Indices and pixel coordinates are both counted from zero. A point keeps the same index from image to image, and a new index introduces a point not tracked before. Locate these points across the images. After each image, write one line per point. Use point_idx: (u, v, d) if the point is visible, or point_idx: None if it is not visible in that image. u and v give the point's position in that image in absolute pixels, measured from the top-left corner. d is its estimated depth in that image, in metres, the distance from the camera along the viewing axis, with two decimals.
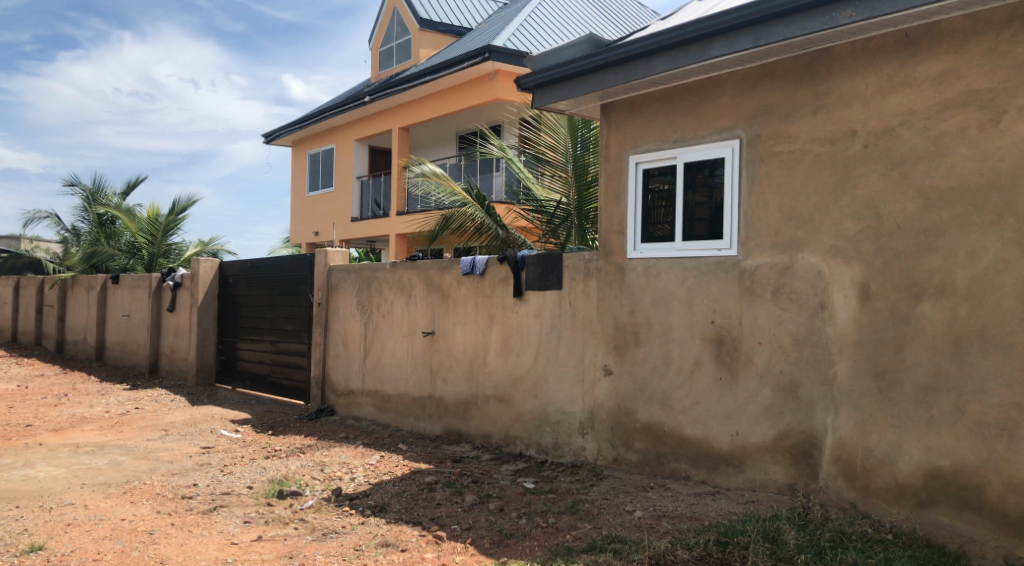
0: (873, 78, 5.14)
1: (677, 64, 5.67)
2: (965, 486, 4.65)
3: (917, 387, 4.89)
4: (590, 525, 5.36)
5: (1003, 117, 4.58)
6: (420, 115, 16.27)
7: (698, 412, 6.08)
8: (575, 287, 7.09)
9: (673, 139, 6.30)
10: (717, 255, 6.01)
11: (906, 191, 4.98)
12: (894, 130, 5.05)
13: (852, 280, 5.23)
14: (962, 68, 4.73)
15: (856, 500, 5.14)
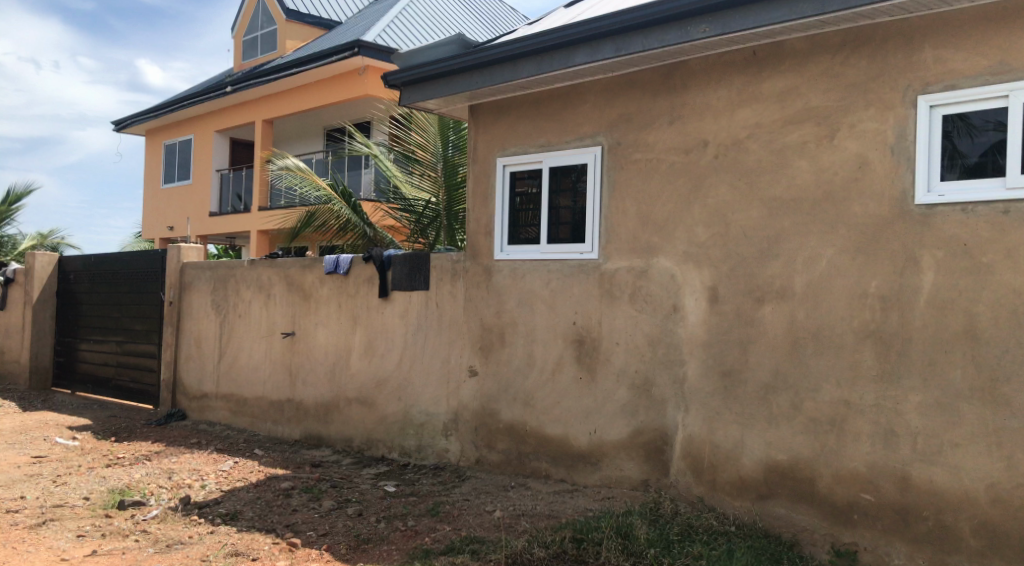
0: (724, 92, 5.41)
1: (542, 69, 5.75)
2: (800, 479, 4.96)
3: (759, 386, 5.17)
4: (450, 526, 5.34)
5: (837, 133, 4.91)
6: (288, 109, 15.73)
7: (559, 412, 6.19)
8: (441, 288, 7.05)
9: (539, 143, 6.39)
10: (579, 258, 6.15)
11: (752, 201, 5.26)
12: (742, 142, 5.32)
13: (703, 284, 5.48)
14: (802, 86, 5.05)
15: (703, 494, 5.39)
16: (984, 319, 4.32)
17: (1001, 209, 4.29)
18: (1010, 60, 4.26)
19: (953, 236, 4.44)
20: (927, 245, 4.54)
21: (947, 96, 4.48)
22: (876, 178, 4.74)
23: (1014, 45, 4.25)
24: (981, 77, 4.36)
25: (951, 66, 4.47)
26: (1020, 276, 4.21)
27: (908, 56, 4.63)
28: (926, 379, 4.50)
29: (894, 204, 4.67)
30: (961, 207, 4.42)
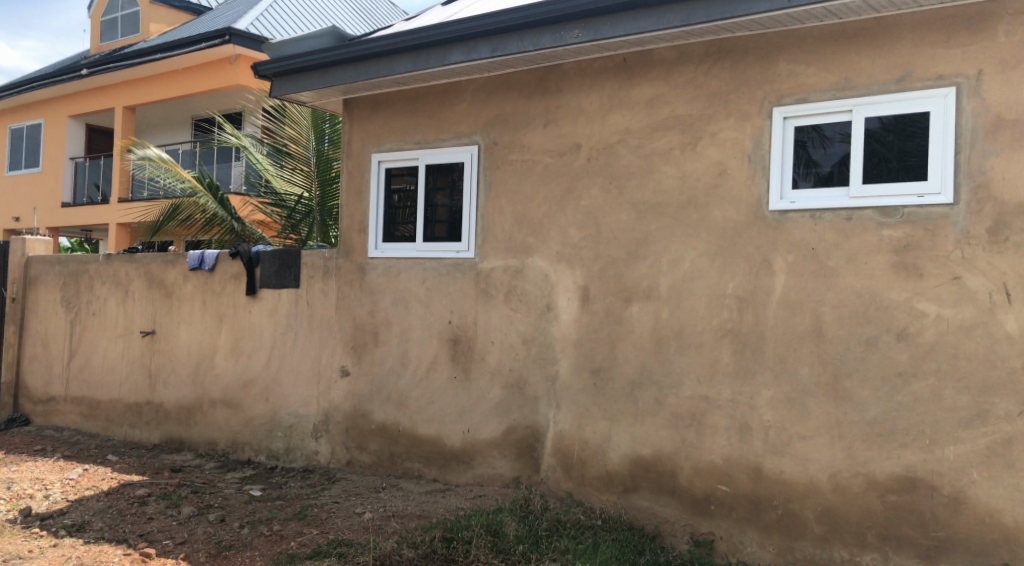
0: (596, 97, 5.55)
1: (417, 66, 5.70)
2: (663, 472, 5.15)
3: (625, 383, 5.33)
4: (317, 530, 5.21)
5: (700, 141, 5.13)
6: (153, 96, 14.91)
7: (432, 411, 6.17)
8: (312, 286, 6.87)
9: (415, 140, 6.36)
10: (454, 257, 6.14)
11: (621, 204, 5.42)
12: (613, 146, 5.47)
13: (575, 284, 5.59)
14: (668, 94, 5.25)
15: (572, 489, 5.50)
16: (829, 319, 4.63)
17: (844, 216, 4.60)
18: (854, 77, 4.59)
19: (803, 241, 4.74)
20: (780, 248, 4.81)
21: (798, 109, 4.77)
22: (735, 184, 4.98)
23: (857, 64, 4.58)
24: (828, 92, 4.67)
25: (802, 81, 4.77)
26: (861, 279, 4.54)
27: (764, 70, 4.90)
28: (778, 375, 4.78)
29: (751, 210, 4.92)
30: (810, 214, 4.72)
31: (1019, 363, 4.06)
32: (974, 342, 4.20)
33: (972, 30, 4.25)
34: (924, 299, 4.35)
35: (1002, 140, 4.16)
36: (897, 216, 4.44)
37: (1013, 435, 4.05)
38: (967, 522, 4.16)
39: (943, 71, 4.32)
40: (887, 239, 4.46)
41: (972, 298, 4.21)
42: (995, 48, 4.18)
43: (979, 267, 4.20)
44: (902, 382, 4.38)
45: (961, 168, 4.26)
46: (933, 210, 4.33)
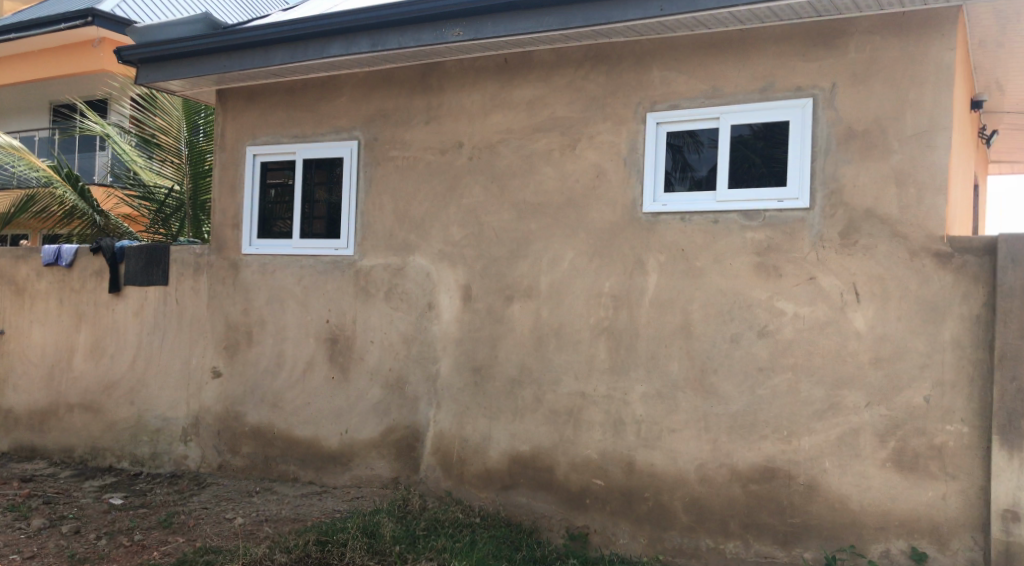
0: (478, 96, 5.56)
1: (295, 58, 5.55)
2: (540, 468, 5.23)
3: (504, 380, 5.37)
4: (182, 538, 4.99)
5: (578, 143, 5.23)
6: (8, 77, 13.86)
7: (309, 412, 6.02)
8: (181, 283, 6.56)
9: (292, 133, 6.20)
10: (333, 254, 6.01)
11: (502, 203, 5.46)
12: (494, 146, 5.50)
13: (456, 282, 5.59)
14: (548, 96, 5.33)
15: (451, 488, 5.50)
16: (697, 317, 4.82)
17: (712, 219, 4.81)
18: (721, 86, 4.80)
19: (674, 242, 4.91)
20: (652, 249, 4.97)
21: (670, 114, 4.95)
22: (611, 186, 5.11)
23: (724, 73, 4.79)
24: (698, 99, 4.87)
25: (674, 88, 4.94)
26: (727, 278, 4.75)
27: (640, 75, 5.05)
28: (650, 371, 4.94)
29: (626, 211, 5.07)
30: (680, 216, 4.90)
31: (866, 358, 4.36)
32: (827, 339, 4.47)
33: (828, 46, 4.53)
34: (783, 298, 4.60)
35: (853, 149, 4.46)
36: (759, 219, 4.67)
37: (861, 425, 4.35)
38: (819, 507, 4.44)
39: (801, 83, 4.59)
40: (750, 241, 4.69)
41: (826, 298, 4.49)
42: (848, 63, 4.48)
43: (832, 268, 4.48)
44: (764, 377, 4.62)
45: (816, 175, 4.53)
46: (791, 214, 4.59)
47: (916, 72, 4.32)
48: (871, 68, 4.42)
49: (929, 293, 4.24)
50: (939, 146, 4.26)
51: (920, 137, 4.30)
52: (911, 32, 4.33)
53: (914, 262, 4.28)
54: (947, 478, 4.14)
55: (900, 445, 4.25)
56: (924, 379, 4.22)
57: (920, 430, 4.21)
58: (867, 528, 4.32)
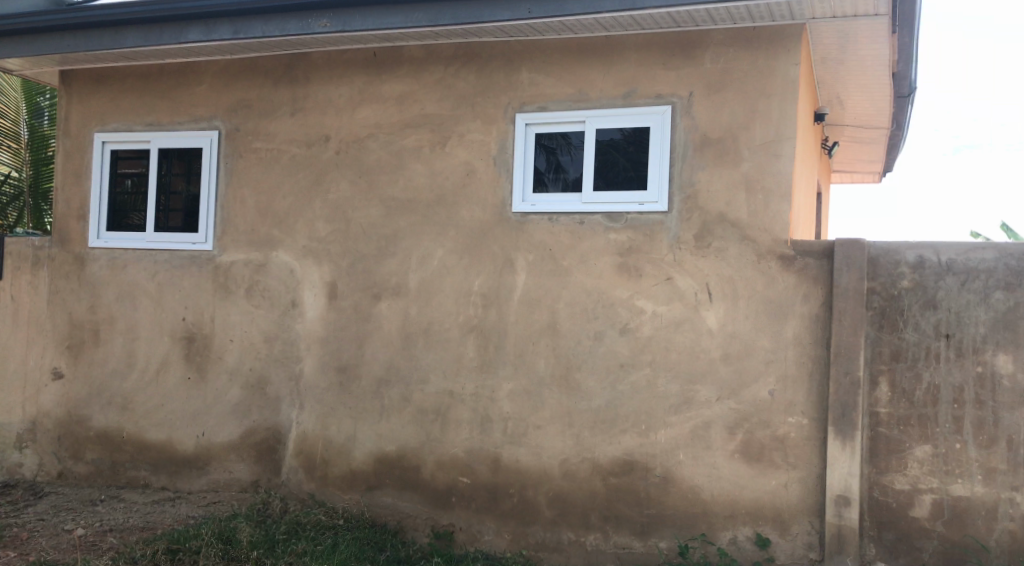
0: (345, 89, 5.45)
1: (149, 41, 5.26)
2: (406, 468, 5.18)
3: (371, 379, 5.29)
4: (14, 552, 4.64)
5: (448, 141, 5.22)
6: None
7: (162, 415, 5.72)
8: (18, 278, 6.09)
9: (146, 121, 5.87)
10: (190, 249, 5.73)
11: (370, 199, 5.37)
12: (362, 140, 5.41)
13: (321, 279, 5.46)
14: (418, 92, 5.29)
15: (314, 490, 5.36)
16: (563, 315, 4.92)
17: (578, 220, 4.91)
18: (587, 90, 4.91)
19: (541, 241, 4.98)
20: (520, 248, 5.03)
21: (538, 116, 5.02)
22: (480, 185, 5.13)
23: (589, 78, 4.91)
24: (565, 102, 4.96)
25: (542, 90, 5.02)
26: (590, 278, 4.87)
27: (508, 75, 5.09)
28: (516, 369, 5.00)
29: (494, 210, 5.10)
30: (548, 216, 4.98)
31: (718, 354, 4.59)
32: (683, 336, 4.66)
33: (685, 56, 4.73)
34: (643, 298, 4.76)
35: (708, 156, 4.67)
36: (621, 221, 4.82)
37: (712, 419, 4.57)
38: (673, 498, 4.62)
39: (661, 91, 4.77)
40: (613, 242, 4.83)
41: (682, 297, 4.68)
42: (703, 73, 4.69)
43: (688, 269, 4.68)
44: (624, 373, 4.76)
45: (674, 179, 4.72)
46: (651, 216, 4.76)
47: (764, 85, 4.57)
48: (724, 78, 4.65)
49: (774, 293, 4.50)
50: (784, 154, 4.53)
51: (768, 146, 4.56)
52: (761, 46, 4.58)
53: (761, 264, 4.53)
54: (788, 467, 4.41)
55: (748, 437, 4.49)
56: (769, 374, 4.48)
57: (766, 422, 4.47)
58: (717, 516, 4.54)
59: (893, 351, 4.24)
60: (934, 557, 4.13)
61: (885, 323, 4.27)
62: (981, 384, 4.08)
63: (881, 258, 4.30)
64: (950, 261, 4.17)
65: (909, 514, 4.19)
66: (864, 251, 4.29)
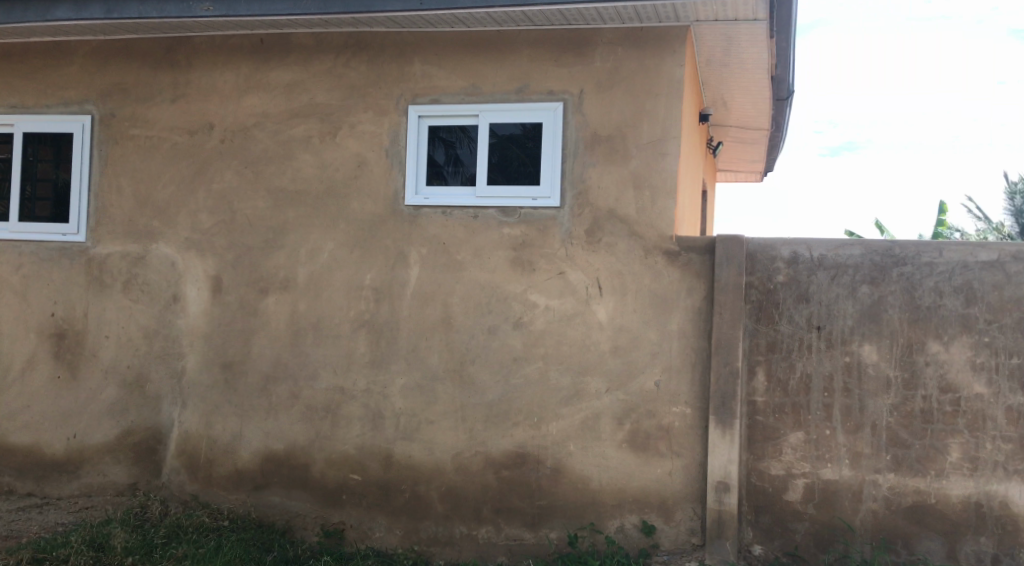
0: (230, 76, 5.26)
1: (12, 17, 4.92)
2: (295, 466, 5.07)
3: (258, 376, 5.14)
4: None
5: (339, 132, 5.11)
6: None
7: (29, 416, 5.39)
8: None
9: (9, 103, 5.51)
10: (61, 240, 5.41)
11: (257, 190, 5.21)
12: (249, 129, 5.23)
13: (204, 273, 5.25)
14: (307, 81, 5.16)
15: (197, 491, 5.17)
16: (456, 309, 4.91)
17: (472, 214, 4.91)
18: (480, 84, 4.91)
19: (434, 235, 4.95)
20: (413, 242, 4.98)
21: (431, 108, 4.98)
22: (372, 177, 5.05)
23: (482, 72, 4.91)
24: (458, 95, 4.95)
25: (435, 82, 4.98)
26: (483, 272, 4.88)
27: (400, 67, 5.03)
28: (408, 364, 4.95)
29: (386, 204, 5.03)
30: (441, 210, 4.95)
31: (607, 347, 4.68)
32: (573, 330, 4.74)
33: (576, 53, 4.79)
34: (535, 292, 4.80)
35: (598, 153, 4.75)
36: (515, 216, 4.85)
37: (601, 410, 4.66)
38: (564, 489, 4.70)
39: (553, 87, 4.82)
40: (507, 237, 4.85)
41: (573, 291, 4.75)
42: (594, 71, 4.77)
43: (579, 264, 4.76)
44: (516, 366, 4.80)
45: (566, 175, 4.79)
46: (543, 212, 4.81)
47: (652, 85, 4.69)
48: (614, 77, 4.74)
49: (661, 288, 4.63)
50: (669, 153, 4.66)
51: (654, 144, 4.68)
52: (648, 46, 4.70)
53: (648, 259, 4.66)
54: (673, 456, 4.56)
55: (635, 428, 4.61)
56: (656, 366, 4.61)
57: (651, 413, 4.60)
58: (605, 506, 4.64)
59: (770, 342, 4.44)
60: (806, 538, 4.35)
61: (763, 316, 4.46)
62: (849, 373, 4.32)
63: (759, 254, 4.49)
64: (822, 257, 4.40)
65: (783, 498, 4.40)
66: (743, 247, 4.47)
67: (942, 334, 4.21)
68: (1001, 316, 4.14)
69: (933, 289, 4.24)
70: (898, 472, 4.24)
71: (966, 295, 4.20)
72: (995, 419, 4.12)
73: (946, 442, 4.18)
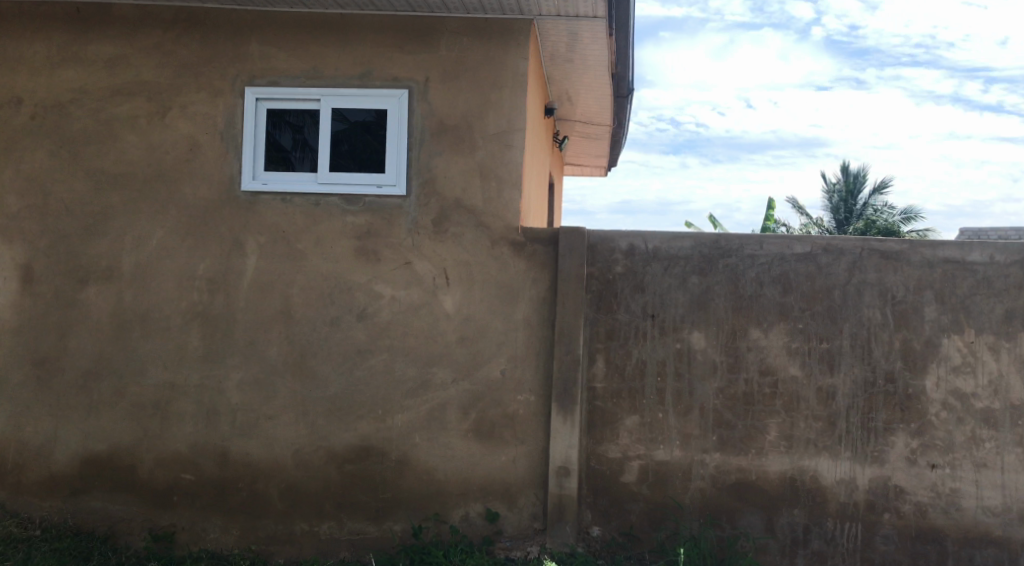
0: (42, 47, 4.85)
1: None
2: (119, 468, 4.76)
3: (77, 373, 4.78)
4: None
5: (168, 111, 4.81)
6: None
7: None
8: None
9: None
10: None
11: (74, 172, 4.82)
12: (64, 106, 4.84)
13: (13, 262, 4.83)
14: (131, 56, 4.82)
15: (4, 500, 4.78)
16: (297, 300, 4.74)
17: (313, 201, 4.76)
18: (322, 67, 4.76)
19: (273, 223, 4.76)
20: (251, 230, 4.77)
21: (269, 91, 4.77)
22: (205, 161, 4.79)
23: (324, 55, 4.76)
24: (298, 78, 4.77)
25: (274, 64, 4.78)
26: (325, 262, 4.74)
27: (236, 46, 4.79)
28: (245, 357, 4.74)
29: (221, 189, 4.78)
30: (281, 197, 4.77)
31: (453, 337, 4.68)
32: (419, 320, 4.70)
33: (421, 41, 4.74)
34: (380, 282, 4.72)
35: (444, 142, 4.72)
36: (359, 204, 4.74)
37: (447, 400, 4.66)
38: (408, 480, 4.66)
39: (397, 74, 4.75)
40: (350, 225, 4.74)
41: (419, 282, 4.71)
42: (439, 59, 4.73)
43: (425, 253, 4.72)
44: (361, 359, 4.70)
45: (412, 164, 4.73)
46: (388, 200, 4.74)
47: (496, 76, 4.72)
48: (459, 66, 4.72)
49: (506, 278, 4.67)
50: (514, 144, 4.70)
51: (500, 136, 4.71)
52: (493, 37, 4.72)
53: (494, 249, 4.68)
54: (517, 443, 4.62)
55: (480, 417, 4.64)
56: (501, 355, 4.65)
57: (496, 402, 4.64)
58: (450, 495, 4.64)
59: (609, 331, 4.60)
60: (640, 517, 4.55)
61: (602, 305, 4.62)
62: (680, 358, 4.55)
63: (599, 245, 4.64)
64: (656, 249, 4.60)
65: (620, 480, 4.58)
66: (584, 239, 4.60)
67: (762, 321, 4.51)
68: (813, 303, 4.48)
69: (754, 279, 4.53)
70: (722, 451, 4.51)
71: (783, 285, 4.51)
72: (807, 399, 4.46)
73: (765, 422, 4.48)
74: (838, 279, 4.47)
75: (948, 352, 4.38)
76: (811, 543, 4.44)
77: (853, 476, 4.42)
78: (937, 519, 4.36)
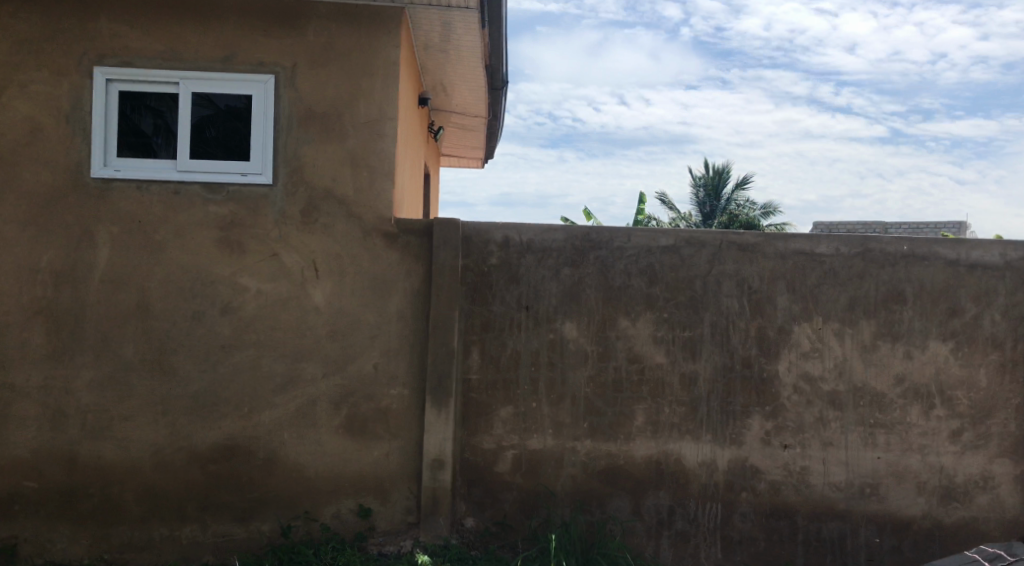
0: None
1: None
2: None
3: None
4: None
5: (4, 91, 4.43)
6: None
7: None
8: None
9: None
10: None
11: None
12: None
13: None
14: None
15: None
16: (154, 294, 4.49)
17: (171, 190, 4.51)
18: (180, 49, 4.51)
19: (128, 212, 4.48)
20: (101, 219, 4.47)
21: (121, 72, 4.48)
22: (49, 145, 4.45)
23: (183, 36, 4.52)
24: (154, 59, 4.50)
25: (126, 43, 4.49)
26: (186, 253, 4.51)
27: (84, 22, 4.47)
28: (97, 355, 4.45)
29: (67, 176, 4.45)
30: (135, 184, 4.49)
31: (324, 331, 4.56)
32: (287, 313, 4.55)
33: (287, 25, 4.58)
34: (245, 274, 4.54)
35: (313, 130, 4.58)
36: (222, 193, 4.53)
37: (318, 396, 4.54)
38: (276, 479, 4.52)
39: (263, 59, 4.56)
40: (213, 215, 4.53)
41: (287, 274, 4.56)
42: (307, 45, 4.58)
43: (293, 245, 4.57)
44: (225, 355, 4.51)
45: (278, 152, 4.57)
46: (253, 189, 4.55)
47: (367, 64, 4.61)
48: (328, 53, 4.59)
49: (378, 270, 4.59)
50: (386, 134, 4.61)
51: (371, 125, 4.61)
52: (363, 24, 4.61)
53: (366, 241, 4.59)
54: (389, 438, 4.57)
55: (351, 412, 4.55)
56: (373, 349, 4.58)
57: (369, 396, 4.56)
58: (320, 493, 4.54)
59: (482, 322, 4.62)
60: (513, 506, 4.60)
61: (476, 297, 4.63)
62: (552, 349, 4.63)
63: (473, 237, 4.64)
64: (529, 241, 4.65)
65: (493, 470, 4.61)
66: (458, 231, 4.59)
67: (630, 311, 4.65)
68: (677, 294, 4.66)
69: (623, 271, 4.66)
70: (593, 438, 4.62)
71: (649, 276, 4.66)
72: (671, 385, 4.64)
73: (632, 408, 4.63)
74: (700, 270, 4.67)
75: (799, 338, 4.66)
76: (675, 524, 4.63)
77: (714, 458, 4.64)
78: (788, 496, 4.64)
